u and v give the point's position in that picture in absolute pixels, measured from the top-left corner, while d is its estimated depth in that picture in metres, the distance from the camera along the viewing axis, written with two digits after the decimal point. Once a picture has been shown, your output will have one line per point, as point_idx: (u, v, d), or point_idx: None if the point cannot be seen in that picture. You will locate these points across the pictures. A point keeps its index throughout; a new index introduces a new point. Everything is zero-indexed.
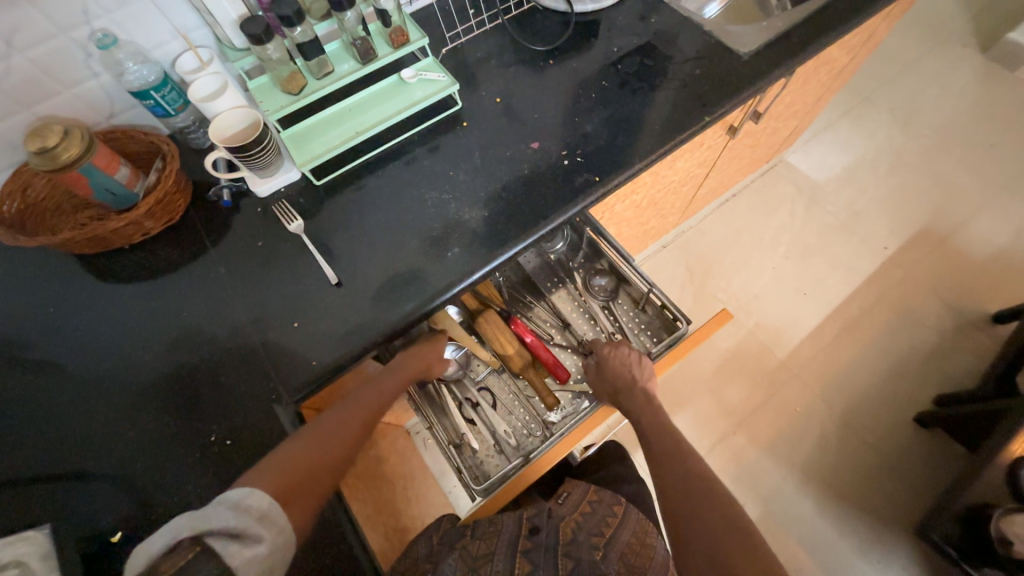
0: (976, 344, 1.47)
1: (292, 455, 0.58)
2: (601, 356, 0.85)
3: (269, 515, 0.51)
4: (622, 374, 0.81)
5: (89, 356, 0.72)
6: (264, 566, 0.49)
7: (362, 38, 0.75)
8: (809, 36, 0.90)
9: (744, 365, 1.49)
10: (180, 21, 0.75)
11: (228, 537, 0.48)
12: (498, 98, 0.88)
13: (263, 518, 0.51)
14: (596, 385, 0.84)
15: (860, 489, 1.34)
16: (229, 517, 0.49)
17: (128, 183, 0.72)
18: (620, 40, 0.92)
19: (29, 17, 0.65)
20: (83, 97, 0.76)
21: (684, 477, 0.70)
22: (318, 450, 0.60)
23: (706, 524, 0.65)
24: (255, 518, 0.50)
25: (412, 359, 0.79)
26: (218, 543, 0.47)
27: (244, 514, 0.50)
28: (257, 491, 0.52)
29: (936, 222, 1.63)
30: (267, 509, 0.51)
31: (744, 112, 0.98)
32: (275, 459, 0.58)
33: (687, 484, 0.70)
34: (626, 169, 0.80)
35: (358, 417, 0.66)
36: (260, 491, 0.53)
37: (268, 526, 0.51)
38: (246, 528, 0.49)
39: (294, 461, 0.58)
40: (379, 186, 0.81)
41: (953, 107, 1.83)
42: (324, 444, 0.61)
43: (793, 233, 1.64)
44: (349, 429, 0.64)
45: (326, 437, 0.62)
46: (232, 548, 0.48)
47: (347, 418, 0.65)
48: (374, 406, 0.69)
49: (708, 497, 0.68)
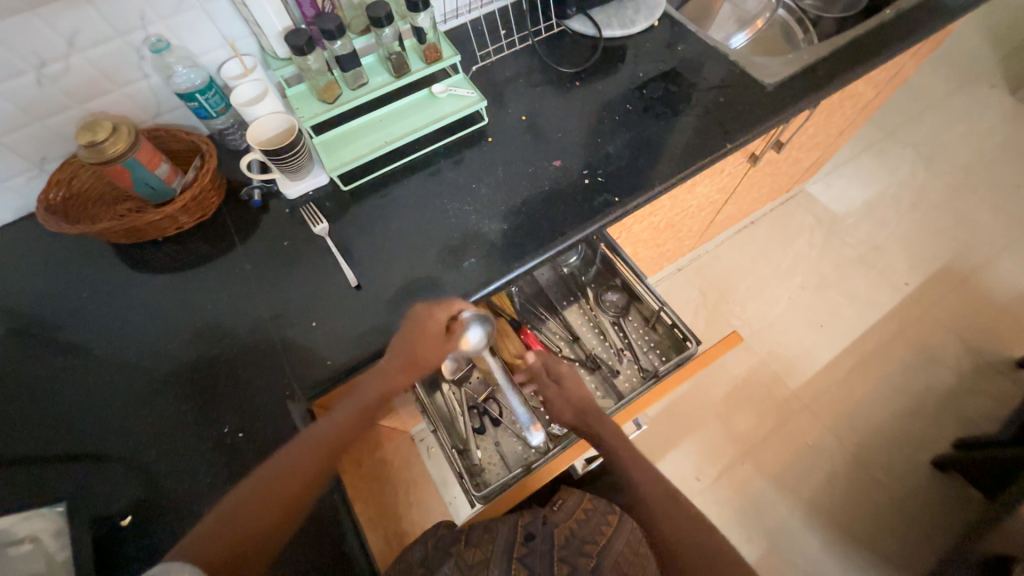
0: (998, 388, 1.43)
1: (229, 517, 0.56)
2: (556, 377, 0.82)
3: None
4: (581, 392, 0.79)
5: (116, 341, 0.75)
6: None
7: (397, 53, 0.78)
8: (833, 70, 0.90)
9: (756, 394, 1.46)
10: (228, 29, 0.79)
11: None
12: (523, 116, 0.90)
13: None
14: (559, 410, 0.80)
15: (870, 529, 1.30)
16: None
17: (167, 178, 0.76)
18: (644, 66, 0.94)
19: (93, 20, 0.70)
20: (132, 97, 0.80)
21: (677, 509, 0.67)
22: (265, 502, 0.57)
23: (700, 557, 0.63)
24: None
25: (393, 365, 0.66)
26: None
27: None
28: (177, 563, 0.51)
29: (958, 261, 1.60)
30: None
31: (766, 141, 0.98)
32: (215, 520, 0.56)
33: (680, 514, 0.67)
34: (645, 190, 0.81)
35: (312, 456, 0.61)
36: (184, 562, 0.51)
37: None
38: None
39: (232, 524, 0.56)
40: (403, 194, 0.84)
41: (980, 146, 1.81)
42: (273, 493, 0.58)
43: (810, 263, 1.63)
44: (301, 474, 0.60)
45: (271, 488, 0.58)
46: None
47: (295, 462, 0.60)
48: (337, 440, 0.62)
49: (701, 528, 0.66)
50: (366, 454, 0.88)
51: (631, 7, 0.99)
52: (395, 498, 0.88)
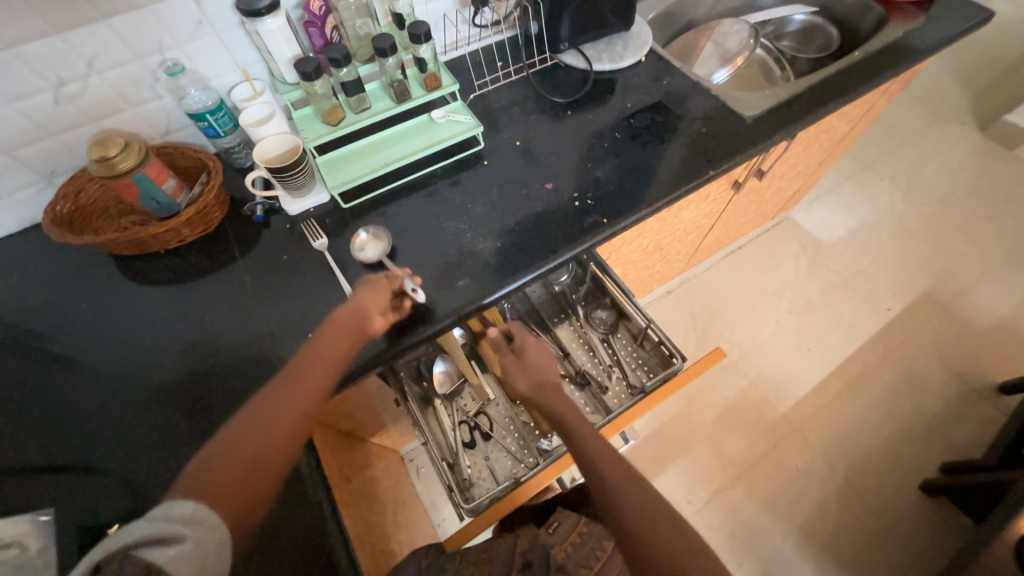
0: (982, 413, 1.45)
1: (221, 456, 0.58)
2: (517, 348, 0.83)
3: (195, 517, 0.52)
4: (543, 366, 0.80)
5: (111, 352, 0.76)
6: (195, 560, 0.49)
7: (399, 81, 0.82)
8: (808, 105, 0.97)
9: (745, 416, 1.48)
10: (240, 56, 0.84)
11: (151, 542, 0.49)
12: (517, 142, 0.95)
13: (189, 520, 0.51)
14: (517, 376, 0.79)
15: (861, 556, 1.29)
16: (145, 527, 0.50)
17: (173, 194, 0.79)
18: (633, 98, 1.00)
19: (113, 44, 0.74)
20: (144, 116, 0.84)
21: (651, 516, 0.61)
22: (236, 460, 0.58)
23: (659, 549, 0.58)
24: (180, 521, 0.51)
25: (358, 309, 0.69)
26: (143, 549, 0.48)
27: (166, 520, 0.51)
28: (180, 500, 0.53)
29: (938, 287, 1.66)
30: (191, 512, 0.52)
31: (748, 169, 1.04)
32: (209, 459, 0.58)
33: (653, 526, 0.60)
34: (633, 212, 0.85)
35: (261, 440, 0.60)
36: (184, 499, 0.53)
37: (195, 526, 0.51)
38: (171, 530, 0.50)
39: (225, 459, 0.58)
40: (400, 215, 0.87)
41: (954, 179, 1.90)
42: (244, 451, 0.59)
43: (795, 287, 1.68)
44: (245, 460, 0.58)
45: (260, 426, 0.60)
46: (155, 548, 0.48)
47: (261, 423, 0.61)
48: (282, 417, 0.61)
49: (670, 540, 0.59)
50: (356, 472, 0.87)
51: (620, 44, 1.05)
52: (383, 517, 0.88)
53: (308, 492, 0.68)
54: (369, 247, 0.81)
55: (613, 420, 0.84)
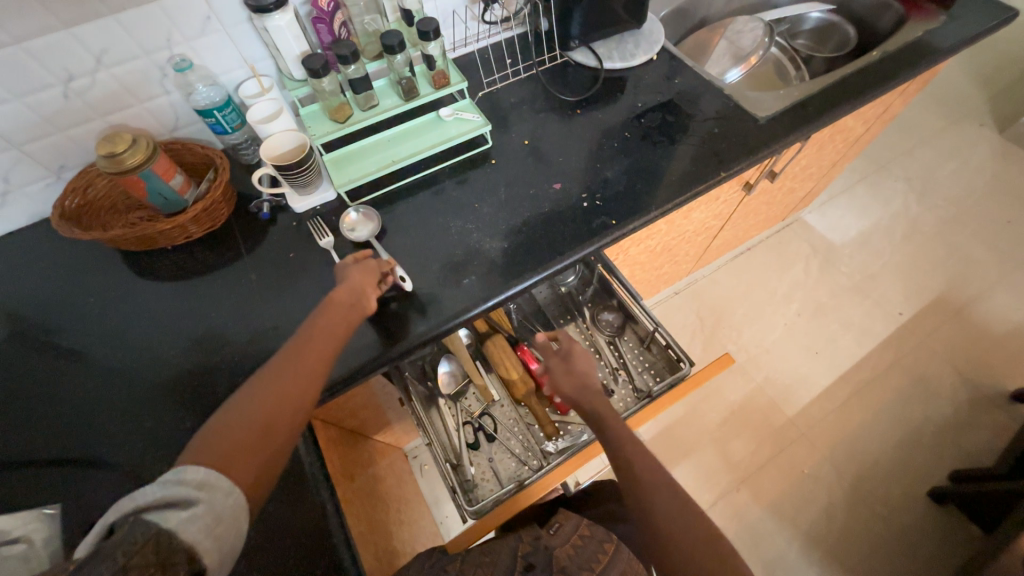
0: (995, 421, 1.43)
1: (225, 423, 0.54)
2: (564, 352, 0.74)
3: (209, 482, 0.49)
4: (592, 374, 0.72)
5: (118, 348, 0.76)
6: (209, 524, 0.47)
7: (408, 78, 0.81)
8: (824, 106, 0.95)
9: (751, 419, 1.47)
10: (248, 52, 0.84)
11: (165, 506, 0.47)
12: (526, 141, 0.94)
13: (203, 485, 0.49)
14: (561, 380, 0.72)
15: (867, 563, 1.28)
16: (157, 491, 0.48)
17: (180, 190, 0.78)
18: (643, 97, 0.98)
19: (122, 40, 0.74)
20: (153, 111, 0.84)
21: (682, 518, 0.60)
22: (242, 430, 0.54)
23: (690, 546, 0.58)
24: (192, 486, 0.48)
25: (357, 293, 0.67)
26: (153, 514, 0.46)
27: (178, 484, 0.48)
28: (191, 466, 0.50)
29: (951, 292, 1.63)
30: (205, 478, 0.49)
31: (760, 171, 1.03)
32: (217, 424, 0.55)
33: (684, 525, 0.59)
34: (643, 214, 0.84)
35: (265, 418, 0.55)
36: (195, 465, 0.50)
37: (209, 491, 0.49)
38: (182, 496, 0.47)
39: (230, 427, 0.54)
40: (406, 213, 0.86)
41: (971, 182, 1.86)
42: (248, 420, 0.55)
43: (805, 290, 1.65)
44: (252, 439, 0.54)
45: (267, 393, 0.57)
46: (168, 514, 0.46)
47: (266, 390, 0.57)
48: (292, 390, 0.57)
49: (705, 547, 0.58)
50: (359, 470, 0.87)
51: (632, 42, 1.04)
52: (386, 516, 0.88)
53: (310, 493, 0.68)
54: (360, 227, 0.82)
55: (632, 416, 0.83)
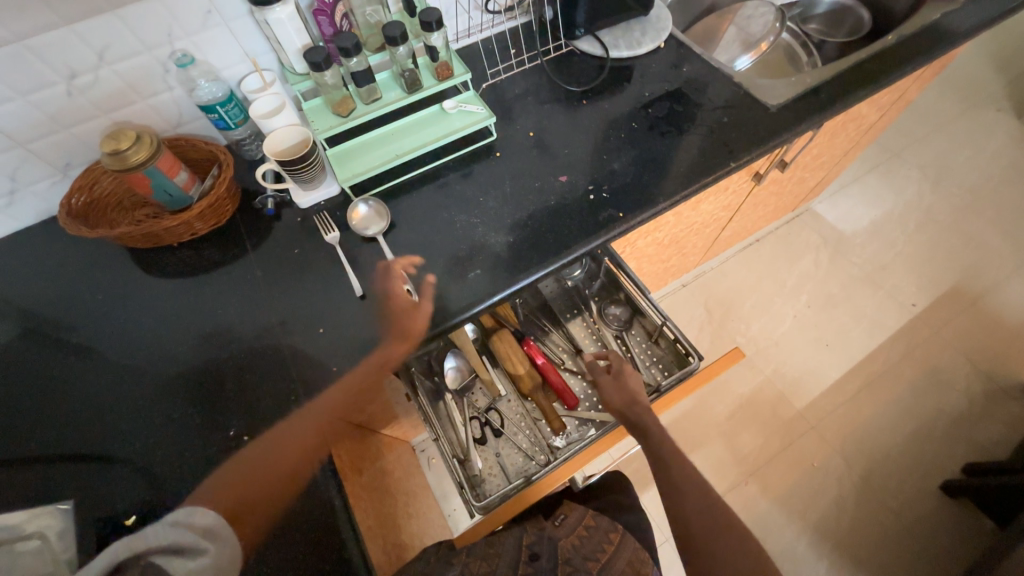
0: (1009, 413, 1.40)
1: (243, 472, 0.64)
2: (616, 372, 0.81)
3: (215, 530, 0.56)
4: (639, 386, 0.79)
5: (126, 344, 0.76)
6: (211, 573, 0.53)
7: (410, 70, 0.80)
8: (837, 93, 0.92)
9: (760, 412, 1.45)
10: (250, 46, 0.83)
11: (173, 551, 0.53)
12: (531, 133, 0.92)
13: (209, 533, 0.55)
14: (612, 394, 0.79)
15: (876, 557, 1.27)
16: (167, 534, 0.53)
17: (185, 186, 0.78)
18: (650, 86, 0.96)
19: (122, 36, 0.73)
20: (157, 108, 0.83)
21: (706, 514, 0.68)
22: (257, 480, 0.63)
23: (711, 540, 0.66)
24: (199, 533, 0.54)
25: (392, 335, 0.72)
26: (160, 557, 0.52)
27: (187, 530, 0.54)
28: (201, 509, 0.56)
29: (966, 282, 1.60)
30: (213, 525, 0.56)
31: (769, 160, 1.00)
32: (235, 471, 0.65)
33: (699, 516, 0.68)
34: (650, 207, 0.82)
35: (287, 461, 0.66)
36: (206, 508, 0.57)
37: (214, 540, 0.55)
38: (191, 542, 0.53)
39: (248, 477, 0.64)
40: (411, 207, 0.85)
41: (987, 169, 1.81)
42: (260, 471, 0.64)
43: (816, 281, 1.63)
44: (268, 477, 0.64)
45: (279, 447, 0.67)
46: (175, 560, 0.52)
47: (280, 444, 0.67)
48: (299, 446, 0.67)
49: (737, 546, 0.66)
50: (367, 463, 0.87)
51: (639, 30, 1.01)
52: (395, 509, 0.88)
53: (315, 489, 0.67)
54: (371, 224, 0.82)
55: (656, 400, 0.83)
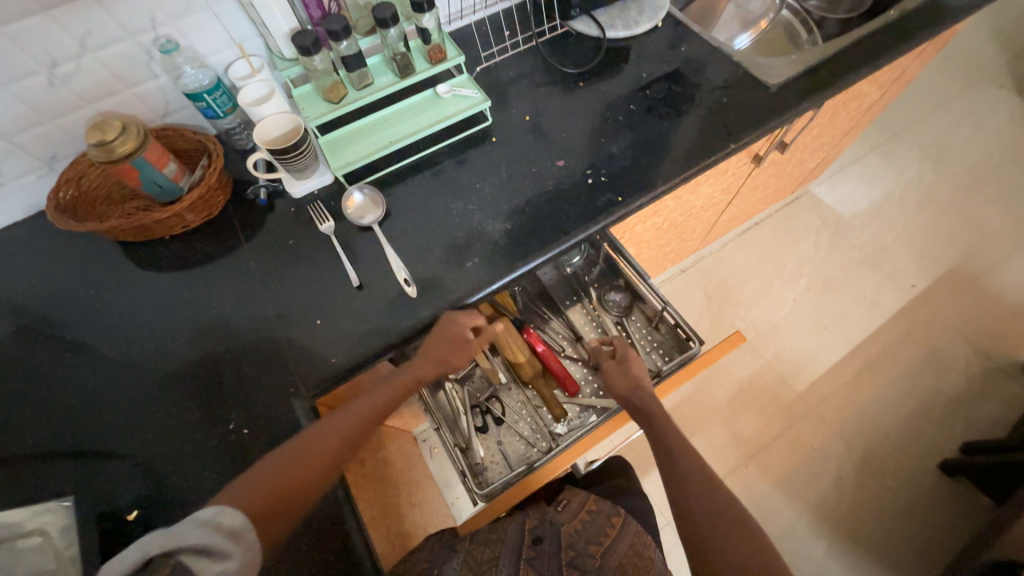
0: (1007, 392, 1.41)
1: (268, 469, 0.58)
2: (620, 357, 0.82)
3: (240, 532, 0.52)
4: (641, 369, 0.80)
5: (121, 340, 0.75)
6: None
7: (402, 54, 0.78)
8: (838, 71, 0.90)
9: (760, 395, 1.46)
10: (236, 31, 0.81)
11: (200, 552, 0.50)
12: (527, 117, 0.91)
13: (235, 535, 0.52)
14: (616, 378, 0.80)
15: (875, 535, 1.29)
16: (197, 533, 0.50)
17: (175, 177, 0.77)
18: (648, 67, 0.94)
19: (103, 22, 0.71)
20: (142, 97, 0.81)
21: (708, 499, 0.68)
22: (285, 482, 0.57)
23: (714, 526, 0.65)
24: (225, 535, 0.51)
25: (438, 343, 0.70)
26: (189, 558, 0.49)
27: (214, 530, 0.51)
28: (227, 509, 0.53)
29: (965, 262, 1.59)
30: (239, 526, 0.52)
31: (769, 142, 0.99)
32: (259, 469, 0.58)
33: (700, 499, 0.68)
34: (649, 190, 0.81)
35: (313, 468, 0.60)
36: (234, 507, 0.54)
37: (238, 543, 0.52)
38: (217, 545, 0.51)
39: (274, 477, 0.57)
40: (406, 195, 0.84)
41: (987, 148, 1.80)
42: (286, 472, 0.58)
43: (815, 264, 1.62)
44: (290, 492, 0.57)
45: (309, 448, 0.61)
46: (202, 562, 0.49)
47: (310, 444, 0.61)
48: (329, 448, 0.61)
49: (740, 535, 0.64)
50: (368, 454, 0.87)
51: (635, 9, 0.99)
52: (398, 498, 0.88)
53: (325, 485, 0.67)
54: (365, 213, 0.80)
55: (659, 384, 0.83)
